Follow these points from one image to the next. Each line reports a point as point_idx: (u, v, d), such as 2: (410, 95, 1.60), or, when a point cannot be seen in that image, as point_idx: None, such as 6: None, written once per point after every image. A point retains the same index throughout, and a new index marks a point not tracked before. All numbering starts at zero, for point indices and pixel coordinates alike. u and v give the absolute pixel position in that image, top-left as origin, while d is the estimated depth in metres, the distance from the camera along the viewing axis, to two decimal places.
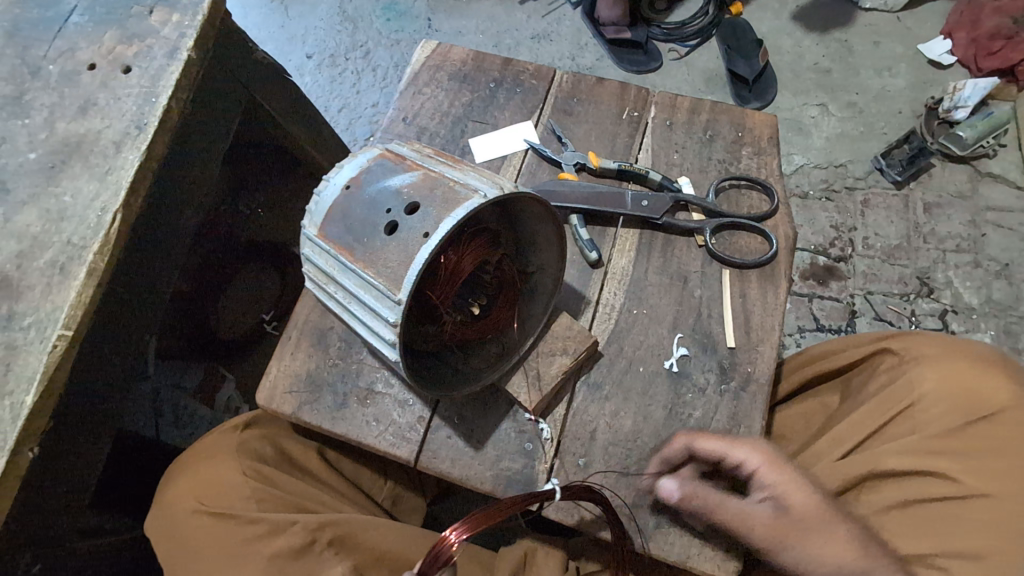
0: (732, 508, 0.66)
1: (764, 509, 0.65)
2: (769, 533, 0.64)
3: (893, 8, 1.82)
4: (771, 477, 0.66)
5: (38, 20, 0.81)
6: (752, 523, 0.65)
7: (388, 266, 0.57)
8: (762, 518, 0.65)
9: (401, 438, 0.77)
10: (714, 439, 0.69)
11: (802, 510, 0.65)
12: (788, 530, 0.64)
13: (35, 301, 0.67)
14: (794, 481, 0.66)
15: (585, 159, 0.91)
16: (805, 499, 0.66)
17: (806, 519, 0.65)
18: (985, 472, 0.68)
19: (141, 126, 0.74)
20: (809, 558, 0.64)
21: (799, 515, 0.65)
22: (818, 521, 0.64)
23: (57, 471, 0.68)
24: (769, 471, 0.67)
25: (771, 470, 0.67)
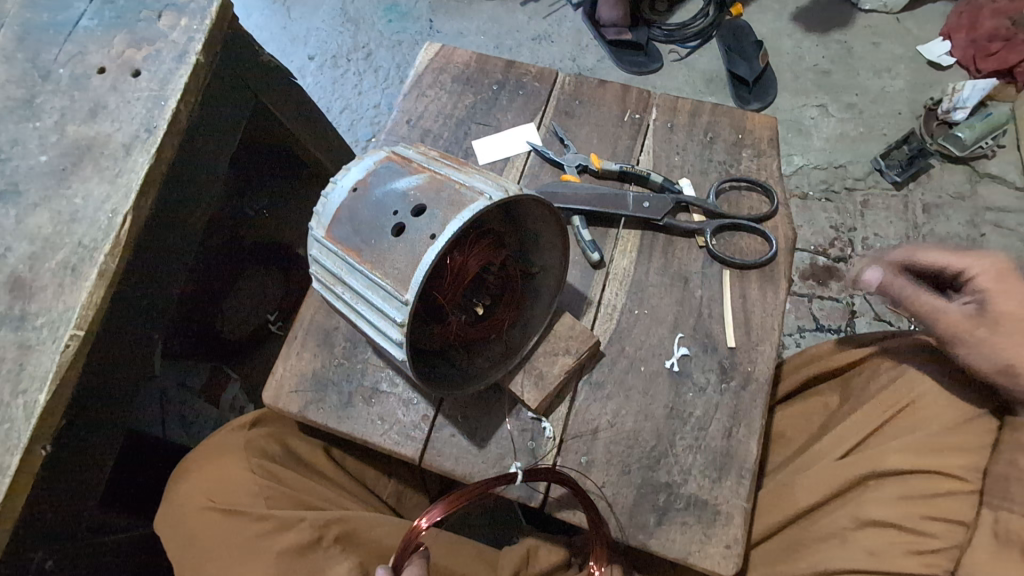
0: (927, 299, 0.71)
1: (965, 310, 0.69)
2: (958, 327, 0.69)
3: (892, 10, 1.83)
4: (991, 282, 0.68)
5: (48, 24, 0.82)
6: (940, 316, 0.70)
7: (395, 267, 0.58)
8: (956, 317, 0.69)
9: (406, 436, 0.78)
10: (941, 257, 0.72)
11: (1011, 312, 0.66)
12: (976, 328, 0.68)
13: (48, 302, 0.68)
14: (1014, 288, 0.67)
15: (588, 162, 0.92)
16: (1018, 304, 0.66)
17: (1010, 324, 0.66)
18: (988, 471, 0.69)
19: (150, 129, 0.75)
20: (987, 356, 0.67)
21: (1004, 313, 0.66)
22: (1019, 326, 0.65)
23: (69, 469, 0.69)
24: (993, 278, 0.68)
25: (996, 277, 0.68)
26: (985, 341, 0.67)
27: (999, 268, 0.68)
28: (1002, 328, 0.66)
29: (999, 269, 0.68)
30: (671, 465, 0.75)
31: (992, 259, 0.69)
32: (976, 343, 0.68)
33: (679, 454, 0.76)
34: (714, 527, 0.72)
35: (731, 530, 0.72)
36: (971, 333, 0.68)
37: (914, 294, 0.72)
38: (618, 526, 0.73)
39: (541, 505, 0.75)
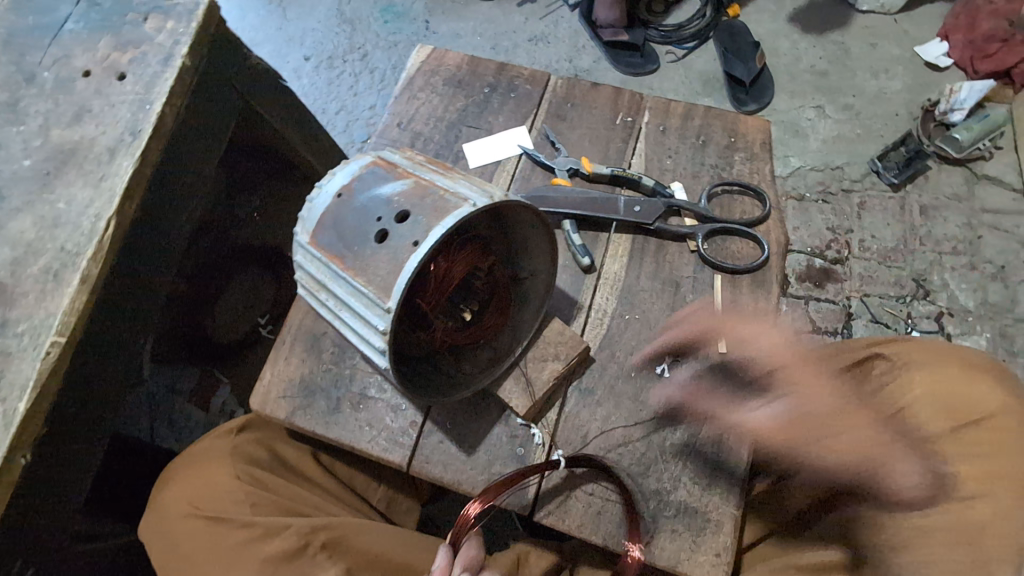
0: (742, 416, 0.76)
1: (775, 411, 0.76)
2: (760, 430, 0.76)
3: (890, 10, 1.83)
4: (767, 367, 0.78)
5: (33, 27, 0.81)
6: (751, 418, 0.76)
7: (378, 274, 0.57)
8: (770, 422, 0.75)
9: (394, 442, 0.77)
10: (694, 330, 0.81)
11: (843, 415, 0.75)
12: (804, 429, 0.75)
13: (30, 307, 0.67)
14: (803, 377, 0.77)
15: (579, 165, 0.91)
16: (829, 395, 0.76)
17: (859, 424, 0.74)
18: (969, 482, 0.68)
19: (135, 133, 0.75)
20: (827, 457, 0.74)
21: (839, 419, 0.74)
22: (834, 419, 0.75)
23: (50, 476, 0.68)
24: (767, 361, 0.78)
25: (773, 359, 0.78)
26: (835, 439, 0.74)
27: (795, 358, 0.78)
28: (830, 426, 0.74)
29: (787, 342, 0.79)
30: (661, 471, 0.75)
31: (765, 342, 0.79)
32: (810, 442, 0.75)
33: (670, 460, 0.75)
34: (704, 534, 0.72)
35: (721, 538, 0.71)
36: (789, 436, 0.75)
37: (733, 417, 0.76)
38: (607, 533, 0.73)
39: (530, 512, 0.74)
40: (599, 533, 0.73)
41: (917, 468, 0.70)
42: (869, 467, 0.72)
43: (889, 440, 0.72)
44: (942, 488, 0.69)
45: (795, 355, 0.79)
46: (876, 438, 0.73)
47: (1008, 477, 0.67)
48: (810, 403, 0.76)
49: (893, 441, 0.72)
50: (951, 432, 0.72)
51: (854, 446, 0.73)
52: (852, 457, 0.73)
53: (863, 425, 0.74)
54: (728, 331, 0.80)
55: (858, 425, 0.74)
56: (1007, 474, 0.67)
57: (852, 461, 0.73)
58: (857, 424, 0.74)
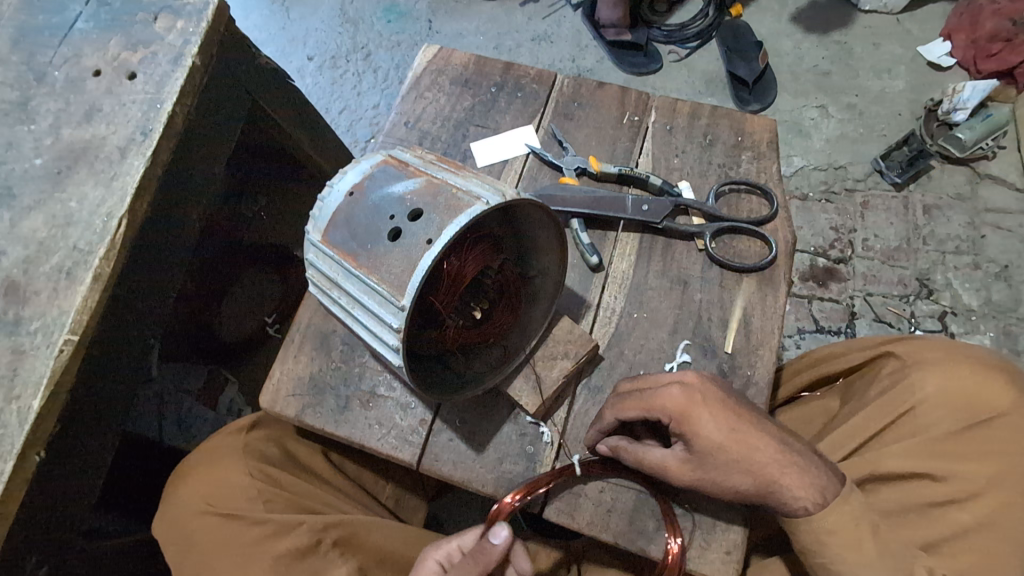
0: (644, 456, 0.69)
1: (673, 453, 0.68)
2: (675, 472, 0.67)
3: (893, 10, 1.83)
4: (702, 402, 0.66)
5: (43, 27, 0.82)
6: (672, 466, 0.67)
7: (391, 273, 0.57)
8: (672, 463, 0.67)
9: (404, 440, 0.78)
10: (632, 405, 0.68)
11: (707, 448, 0.65)
12: (695, 468, 0.66)
13: (43, 306, 0.67)
14: (697, 421, 0.65)
15: (586, 164, 0.92)
16: (710, 438, 0.65)
17: (713, 455, 0.65)
18: (976, 484, 0.69)
19: (145, 132, 0.75)
20: (724, 490, 0.66)
21: (708, 450, 0.65)
22: (723, 455, 0.65)
23: (63, 474, 0.68)
24: (695, 395, 0.66)
25: (694, 394, 0.67)
26: (718, 477, 0.66)
27: (682, 402, 0.66)
28: (713, 464, 0.65)
29: (689, 384, 0.67)
30: None
31: (671, 395, 0.67)
32: (714, 475, 0.66)
33: None
34: (713, 531, 0.72)
35: (730, 535, 0.71)
36: (690, 475, 0.66)
37: (634, 455, 0.69)
38: (616, 530, 0.73)
39: (540, 510, 0.74)
40: (608, 530, 0.73)
41: (811, 486, 0.65)
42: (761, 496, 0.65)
43: (784, 463, 0.65)
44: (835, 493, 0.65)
45: (687, 396, 0.66)
46: (756, 469, 0.65)
47: (1007, 477, 0.69)
48: (699, 439, 0.65)
49: (793, 462, 0.65)
50: (962, 430, 0.72)
51: (747, 478, 0.65)
52: (748, 487, 0.65)
53: (732, 449, 0.65)
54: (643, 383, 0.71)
55: (749, 458, 0.65)
56: (1009, 476, 0.69)
57: (748, 488, 0.65)
58: (754, 449, 0.65)
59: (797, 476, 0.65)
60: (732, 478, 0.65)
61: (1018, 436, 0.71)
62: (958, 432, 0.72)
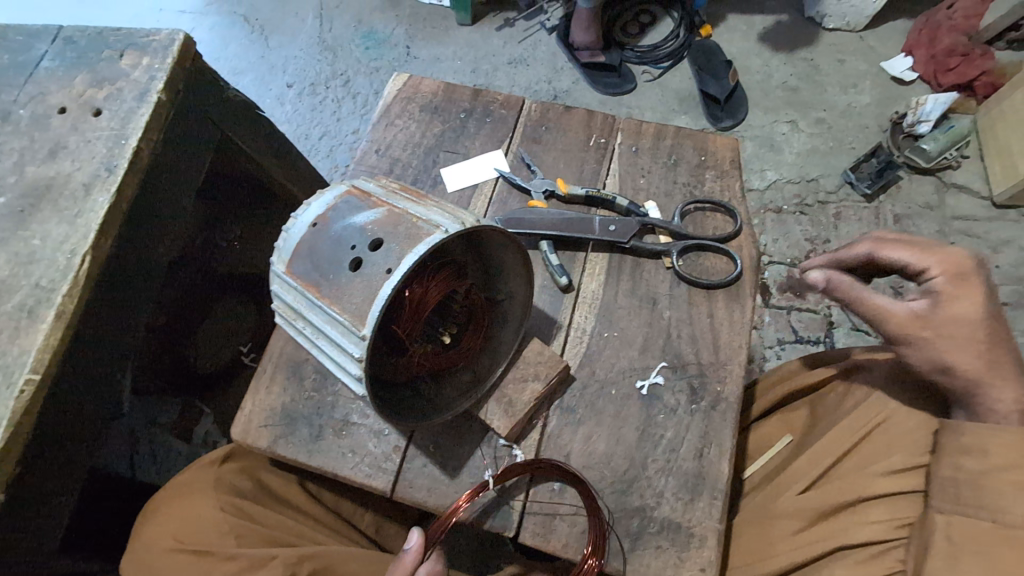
0: (876, 300, 0.73)
1: (916, 305, 0.71)
2: (906, 326, 0.71)
3: (855, 28, 1.89)
4: (967, 276, 0.70)
5: (9, 65, 0.82)
6: (894, 316, 0.72)
7: (352, 302, 0.58)
8: (902, 313, 0.71)
9: (377, 468, 0.77)
10: (904, 247, 0.74)
11: (956, 316, 0.69)
12: (921, 328, 0.70)
13: (3, 345, 0.66)
14: (967, 289, 0.70)
15: (554, 187, 0.93)
16: (967, 309, 0.69)
17: (951, 324, 0.69)
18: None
19: (110, 168, 0.75)
20: (937, 356, 0.71)
21: (960, 318, 0.69)
22: (971, 330, 0.69)
23: (21, 518, 0.67)
24: (964, 268, 0.70)
25: (964, 266, 0.70)
26: (954, 347, 0.69)
27: (960, 268, 0.70)
28: (949, 329, 0.69)
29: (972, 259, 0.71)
30: (644, 488, 0.75)
31: (953, 259, 0.71)
32: (936, 341, 0.70)
33: (652, 476, 0.75)
34: (688, 549, 0.72)
35: (705, 552, 0.72)
36: (921, 330, 0.70)
37: (860, 295, 0.74)
38: (592, 551, 0.72)
39: (515, 534, 0.74)
40: (582, 553, 0.73)
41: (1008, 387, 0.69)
42: (972, 380, 0.70)
43: (1010, 370, 0.70)
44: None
45: (965, 263, 0.71)
46: (988, 356, 0.69)
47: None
48: (957, 302, 0.69)
49: (1010, 375, 0.70)
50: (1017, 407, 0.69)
51: (972, 360, 0.69)
52: (968, 371, 0.70)
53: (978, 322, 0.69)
54: (903, 237, 0.75)
55: (989, 343, 0.69)
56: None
57: (967, 364, 0.69)
58: (995, 344, 0.70)
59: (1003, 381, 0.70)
60: (958, 351, 0.69)
61: None
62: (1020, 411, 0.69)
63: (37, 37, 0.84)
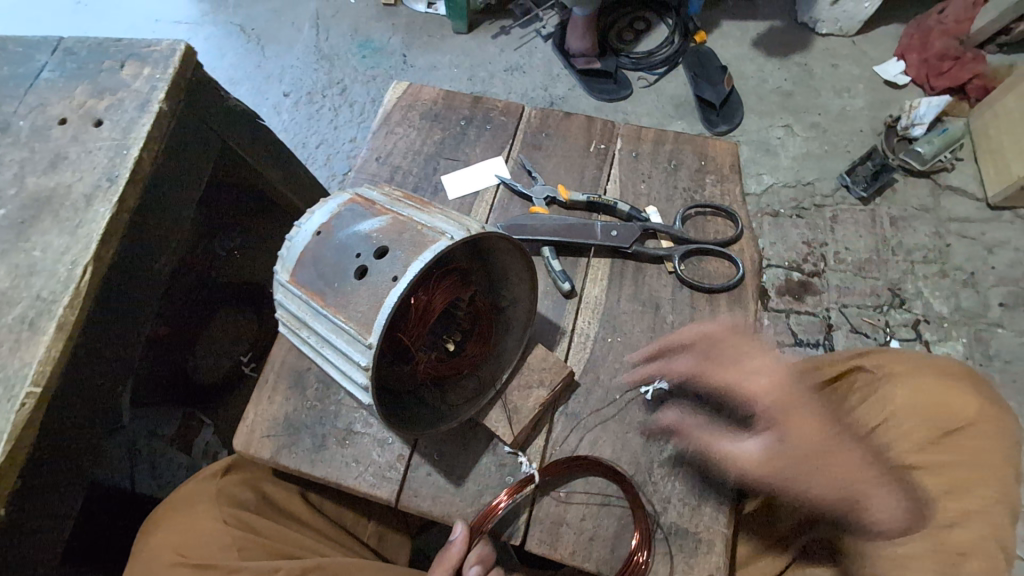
0: (719, 440, 0.74)
1: (757, 444, 0.73)
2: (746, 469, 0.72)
3: (848, 33, 1.91)
4: (780, 408, 0.74)
5: (8, 77, 0.82)
6: (745, 465, 0.72)
7: (358, 310, 0.58)
8: (750, 457, 0.72)
9: (382, 477, 0.77)
10: (725, 373, 0.77)
11: (797, 451, 0.71)
12: (771, 469, 0.71)
13: (4, 358, 0.66)
14: (790, 419, 0.73)
15: (555, 193, 0.93)
16: (808, 436, 0.72)
17: (805, 459, 0.70)
18: (969, 474, 0.68)
19: (112, 178, 0.75)
20: (801, 489, 0.70)
21: (798, 455, 0.71)
22: (820, 459, 0.70)
23: (23, 534, 0.66)
24: (775, 401, 0.74)
25: (780, 399, 0.74)
26: (813, 481, 0.70)
27: (781, 403, 0.74)
28: (799, 468, 0.70)
29: (773, 378, 0.76)
30: (651, 494, 0.75)
31: (757, 385, 0.76)
32: (801, 484, 0.70)
33: (659, 482, 0.75)
34: (696, 555, 0.71)
35: (712, 558, 0.71)
36: (769, 475, 0.71)
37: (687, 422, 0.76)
38: (599, 558, 0.72)
39: (522, 542, 0.73)
40: (590, 560, 0.72)
41: (897, 499, 0.68)
42: (849, 499, 0.69)
43: (878, 478, 0.69)
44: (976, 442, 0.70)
45: (785, 389, 0.75)
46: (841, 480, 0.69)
47: (989, 475, 0.67)
48: (800, 435, 0.72)
49: (883, 484, 0.69)
50: (930, 503, 0.68)
51: (829, 489, 0.69)
52: (831, 497, 0.69)
53: (856, 462, 0.70)
54: (723, 357, 0.78)
55: (844, 466, 0.70)
56: (989, 470, 0.68)
57: (831, 497, 0.69)
58: (842, 467, 0.69)
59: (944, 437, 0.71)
60: (812, 487, 0.70)
61: (992, 444, 0.69)
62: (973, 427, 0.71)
63: (37, 49, 0.84)
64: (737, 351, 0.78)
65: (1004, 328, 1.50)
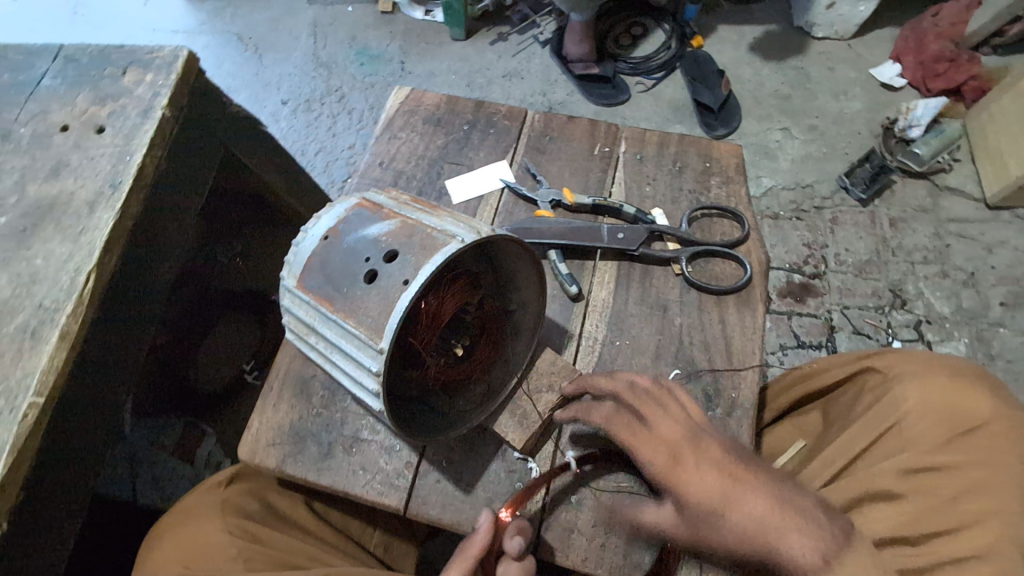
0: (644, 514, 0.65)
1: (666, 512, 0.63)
2: (669, 527, 0.62)
3: (844, 36, 1.92)
4: (661, 461, 0.63)
5: (9, 84, 0.81)
6: (665, 529, 0.63)
7: (369, 316, 0.57)
8: (663, 520, 0.63)
9: (390, 485, 0.75)
10: (622, 430, 0.67)
11: (698, 502, 0.60)
12: (686, 529, 0.61)
13: (5, 368, 0.65)
14: (683, 471, 0.61)
15: (561, 197, 0.93)
16: (698, 487, 0.60)
17: (705, 512, 0.59)
18: (992, 474, 0.66)
19: (114, 185, 0.74)
20: (712, 540, 0.60)
21: (698, 508, 0.60)
22: (706, 512, 0.59)
23: (26, 547, 0.65)
24: (669, 447, 0.63)
25: (675, 445, 0.63)
26: (730, 533, 0.59)
27: (671, 446, 0.63)
28: (703, 520, 0.60)
29: (680, 429, 0.64)
30: None
31: (664, 431, 0.65)
32: (711, 534, 0.59)
33: None
34: (711, 560, 0.70)
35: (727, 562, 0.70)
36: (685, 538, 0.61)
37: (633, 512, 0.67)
38: (612, 564, 0.71)
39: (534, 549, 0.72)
40: (603, 566, 0.71)
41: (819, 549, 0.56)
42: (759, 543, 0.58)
43: (782, 519, 0.58)
44: (995, 444, 0.69)
45: (681, 441, 0.63)
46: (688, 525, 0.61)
47: (1008, 475, 0.66)
48: (690, 500, 0.60)
49: (790, 519, 0.58)
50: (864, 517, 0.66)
51: (737, 540, 0.58)
52: (743, 548, 0.59)
53: (762, 514, 0.58)
54: (630, 415, 0.68)
55: (730, 512, 0.59)
56: (1007, 468, 0.67)
57: (745, 556, 0.59)
58: (743, 507, 0.59)
59: (957, 441, 0.70)
60: (724, 537, 0.59)
61: (1006, 444, 0.68)
62: (991, 428, 0.70)
63: (37, 56, 0.83)
64: (654, 404, 0.67)
65: (1005, 327, 1.50)
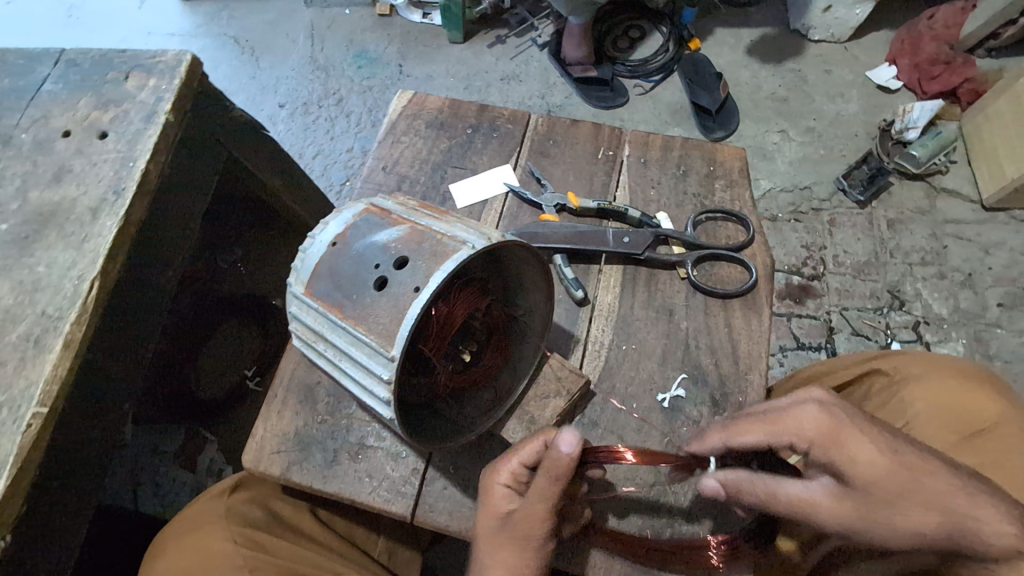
0: (787, 491, 0.57)
1: (826, 488, 0.56)
2: (827, 509, 0.55)
3: (840, 39, 1.93)
4: (825, 433, 0.57)
5: (9, 89, 0.80)
6: (818, 511, 0.56)
7: (380, 322, 0.56)
8: (823, 498, 0.56)
9: (396, 492, 0.75)
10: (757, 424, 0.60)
11: (869, 474, 0.54)
12: (854, 510, 0.54)
13: (8, 377, 0.64)
14: (845, 442, 0.56)
15: (565, 201, 0.92)
16: (866, 455, 0.55)
17: (881, 486, 0.54)
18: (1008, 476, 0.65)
19: (118, 191, 0.73)
20: (889, 525, 0.53)
21: (868, 479, 0.54)
22: (884, 487, 0.54)
23: (30, 559, 0.64)
24: (822, 423, 0.57)
25: (828, 424, 0.57)
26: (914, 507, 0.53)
27: (825, 423, 0.57)
28: (879, 496, 0.54)
29: (826, 401, 0.59)
30: (670, 506, 0.74)
31: (809, 415, 0.58)
32: (888, 513, 0.54)
33: (677, 492, 0.74)
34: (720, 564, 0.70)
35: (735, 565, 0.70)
36: (850, 513, 0.54)
37: (767, 487, 0.58)
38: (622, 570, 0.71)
39: None
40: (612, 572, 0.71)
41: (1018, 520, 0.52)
42: (948, 525, 0.53)
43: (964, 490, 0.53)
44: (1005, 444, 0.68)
45: (829, 417, 0.58)
46: (859, 506, 0.54)
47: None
48: (858, 465, 0.55)
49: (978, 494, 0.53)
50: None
51: (927, 516, 0.53)
52: (931, 528, 0.53)
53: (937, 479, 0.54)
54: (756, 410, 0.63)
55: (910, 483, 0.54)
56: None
57: (930, 526, 0.53)
58: (924, 477, 0.54)
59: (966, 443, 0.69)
60: (906, 513, 0.53)
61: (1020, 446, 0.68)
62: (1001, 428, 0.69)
63: (37, 60, 0.83)
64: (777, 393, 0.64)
65: (1002, 328, 1.51)
